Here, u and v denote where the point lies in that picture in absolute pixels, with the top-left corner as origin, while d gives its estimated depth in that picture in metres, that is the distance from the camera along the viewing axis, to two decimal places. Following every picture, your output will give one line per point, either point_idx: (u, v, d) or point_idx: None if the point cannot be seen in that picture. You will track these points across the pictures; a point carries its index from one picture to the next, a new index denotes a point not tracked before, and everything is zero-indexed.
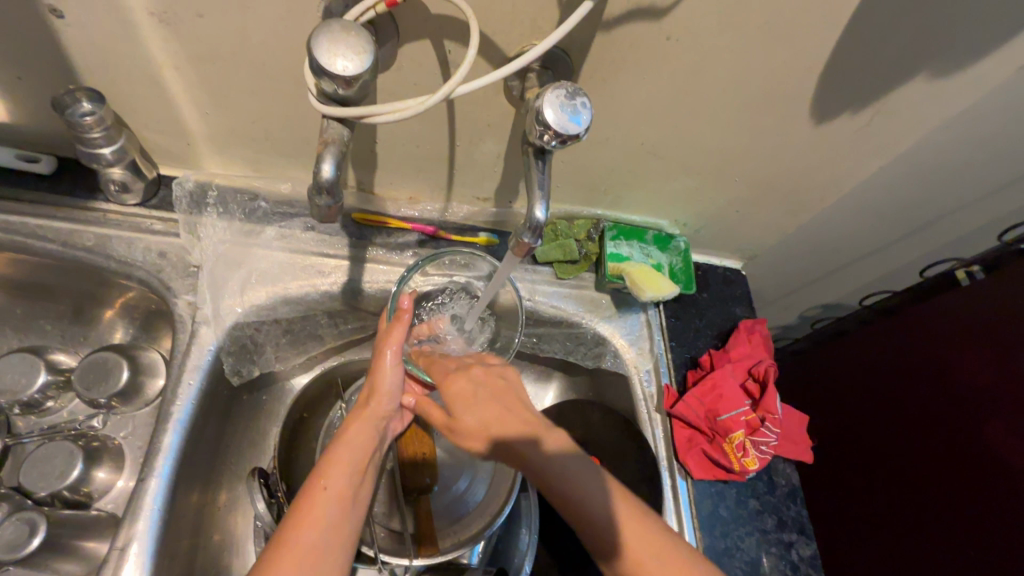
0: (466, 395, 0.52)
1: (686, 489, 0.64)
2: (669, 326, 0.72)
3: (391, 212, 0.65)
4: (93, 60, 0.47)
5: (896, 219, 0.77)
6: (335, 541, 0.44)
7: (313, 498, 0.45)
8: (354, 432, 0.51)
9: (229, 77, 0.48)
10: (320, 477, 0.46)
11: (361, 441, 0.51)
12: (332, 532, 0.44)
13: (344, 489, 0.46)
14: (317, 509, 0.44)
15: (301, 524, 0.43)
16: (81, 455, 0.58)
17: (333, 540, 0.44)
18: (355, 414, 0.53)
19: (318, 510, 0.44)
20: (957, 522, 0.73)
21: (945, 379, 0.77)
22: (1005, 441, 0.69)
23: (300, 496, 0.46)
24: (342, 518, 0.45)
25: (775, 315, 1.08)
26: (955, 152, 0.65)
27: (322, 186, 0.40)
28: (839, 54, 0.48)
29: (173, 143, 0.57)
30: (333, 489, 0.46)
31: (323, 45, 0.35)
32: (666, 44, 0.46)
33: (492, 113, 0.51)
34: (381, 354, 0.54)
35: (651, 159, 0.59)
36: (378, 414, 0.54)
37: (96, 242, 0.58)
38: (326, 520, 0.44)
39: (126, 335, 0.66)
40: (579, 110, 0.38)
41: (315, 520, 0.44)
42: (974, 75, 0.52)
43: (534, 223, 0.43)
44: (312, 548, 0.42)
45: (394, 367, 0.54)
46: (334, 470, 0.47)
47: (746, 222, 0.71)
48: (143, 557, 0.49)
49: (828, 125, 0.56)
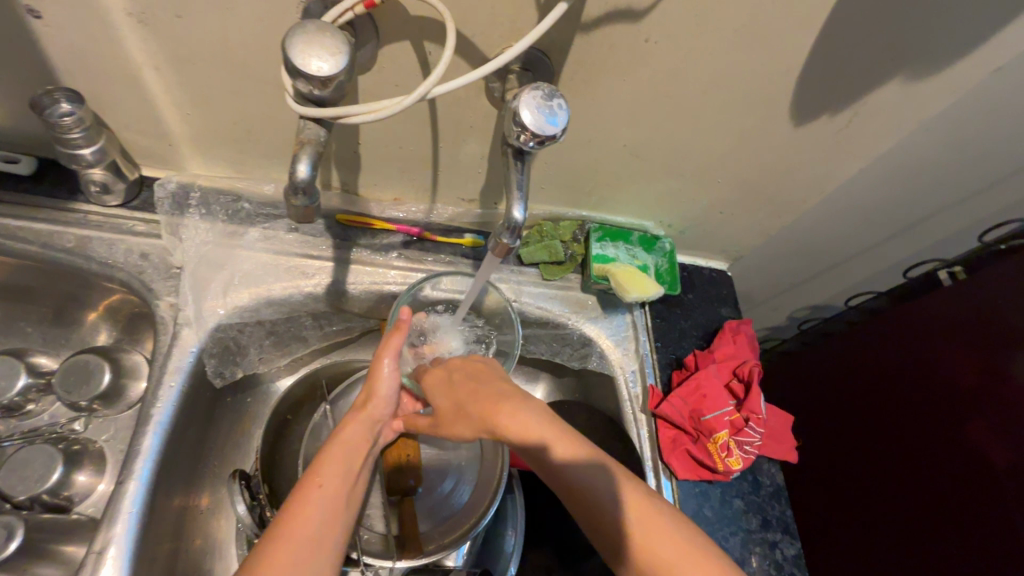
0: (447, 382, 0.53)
1: (670, 489, 0.64)
2: (654, 327, 0.72)
3: (375, 212, 0.65)
4: (71, 61, 0.46)
5: (879, 219, 0.77)
6: (327, 543, 0.44)
7: (306, 493, 0.45)
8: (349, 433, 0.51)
9: (209, 77, 0.47)
10: (315, 477, 0.46)
11: (357, 443, 0.51)
12: (326, 528, 0.44)
13: (338, 487, 0.46)
14: (313, 503, 0.44)
15: (295, 518, 0.43)
16: (61, 459, 0.58)
17: (324, 538, 0.44)
18: (350, 417, 0.52)
19: (311, 506, 0.44)
20: (943, 521, 0.73)
21: (927, 378, 0.78)
22: (989, 441, 0.69)
23: (295, 492, 0.46)
24: (335, 517, 0.45)
25: (763, 316, 1.08)
26: (936, 153, 0.65)
27: (298, 186, 0.40)
28: (818, 55, 0.49)
29: (155, 144, 0.56)
30: (328, 487, 0.46)
31: (297, 45, 0.35)
32: (645, 45, 0.46)
33: (474, 115, 0.51)
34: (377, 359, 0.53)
35: (634, 160, 0.60)
36: (372, 420, 0.53)
37: (77, 244, 0.57)
38: (321, 515, 0.44)
39: (108, 338, 0.65)
40: (556, 111, 0.39)
41: (307, 520, 0.43)
42: (950, 77, 0.53)
43: (512, 224, 0.43)
44: (305, 547, 0.42)
45: (390, 375, 0.53)
46: (330, 471, 0.47)
47: (730, 224, 0.72)
48: (121, 561, 0.49)
49: (808, 127, 0.57)
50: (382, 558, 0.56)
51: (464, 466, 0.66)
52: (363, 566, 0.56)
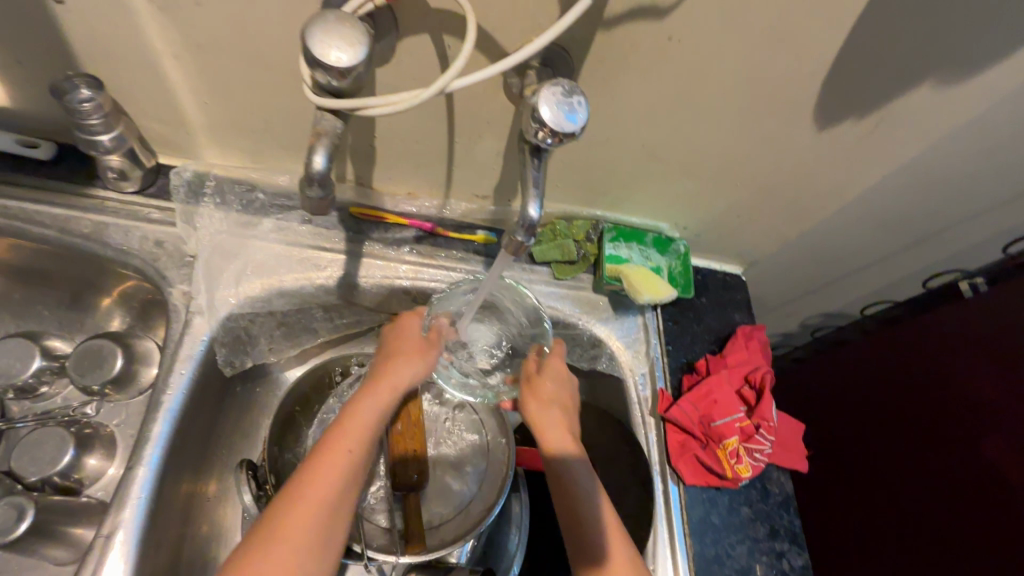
0: (545, 401, 0.60)
1: (677, 494, 0.63)
2: (666, 330, 0.71)
3: (389, 207, 0.65)
4: (93, 48, 0.47)
5: (900, 227, 0.76)
6: (345, 507, 0.47)
7: (322, 479, 0.46)
8: (369, 407, 0.51)
9: (227, 67, 0.48)
10: (343, 446, 0.48)
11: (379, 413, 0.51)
12: (342, 500, 0.46)
13: (360, 461, 0.48)
14: (335, 474, 0.46)
15: (315, 489, 0.45)
16: (73, 441, 0.58)
17: (344, 502, 0.46)
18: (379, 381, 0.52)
19: (333, 480, 0.46)
20: (960, 538, 0.71)
21: (947, 391, 0.76)
22: (1006, 458, 0.67)
23: (319, 456, 0.47)
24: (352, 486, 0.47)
25: (775, 322, 1.06)
26: (962, 162, 0.64)
27: (314, 178, 0.39)
28: (846, 58, 0.47)
29: (173, 133, 0.57)
30: (353, 460, 0.48)
31: (316, 36, 0.34)
32: (667, 44, 0.45)
33: (492, 110, 0.51)
34: (410, 342, 0.55)
35: (651, 161, 0.59)
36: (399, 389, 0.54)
37: (92, 230, 0.58)
38: (340, 488, 0.46)
39: (123, 324, 0.66)
40: (576, 108, 0.38)
41: (327, 486, 0.46)
42: (980, 84, 0.51)
43: (527, 222, 0.42)
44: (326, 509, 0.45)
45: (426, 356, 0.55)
46: (356, 440, 0.49)
47: (747, 227, 0.70)
48: (128, 545, 0.49)
49: (832, 130, 0.55)
50: (386, 553, 0.56)
51: (471, 464, 0.66)
52: (367, 560, 0.56)
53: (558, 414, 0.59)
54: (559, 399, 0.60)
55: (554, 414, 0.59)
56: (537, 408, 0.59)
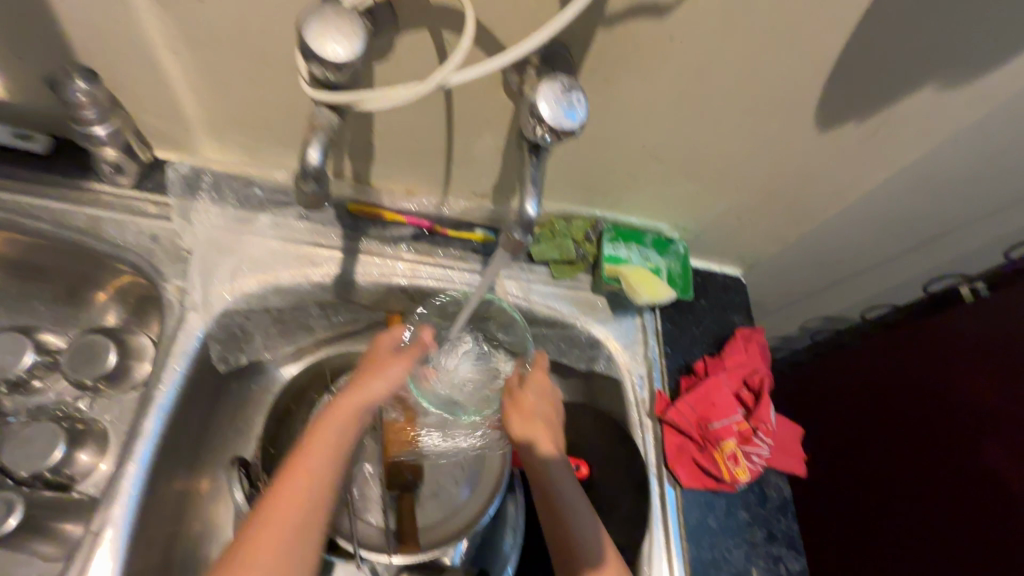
0: (530, 414, 0.58)
1: (674, 497, 0.63)
2: (664, 332, 0.70)
3: (387, 204, 0.64)
4: (90, 41, 0.46)
5: (901, 231, 0.75)
6: (306, 545, 0.45)
7: (277, 518, 0.44)
8: (328, 436, 0.49)
9: (224, 60, 0.47)
10: (300, 481, 0.46)
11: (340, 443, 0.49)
12: (303, 536, 0.45)
13: (319, 496, 0.46)
14: (291, 511, 0.45)
15: (272, 527, 0.44)
16: (64, 437, 0.58)
17: (303, 540, 0.45)
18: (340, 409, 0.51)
19: (291, 517, 0.44)
20: (958, 545, 0.71)
21: (947, 396, 0.76)
22: (1006, 464, 0.67)
23: (278, 491, 0.46)
24: (311, 522, 0.45)
25: (774, 325, 1.06)
26: (964, 166, 0.63)
27: (309, 172, 0.39)
28: (849, 59, 0.47)
29: (170, 127, 0.56)
30: (310, 494, 0.46)
31: (313, 29, 0.34)
32: (668, 42, 0.45)
33: (491, 107, 0.51)
34: (381, 361, 0.53)
35: (652, 160, 0.58)
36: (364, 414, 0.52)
37: (87, 224, 0.57)
38: (297, 524, 0.44)
39: (117, 319, 0.65)
40: (575, 105, 0.38)
41: (284, 524, 0.44)
42: (983, 87, 0.51)
43: (525, 219, 0.42)
44: (284, 549, 0.43)
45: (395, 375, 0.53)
46: (312, 474, 0.47)
47: (747, 229, 0.70)
48: (117, 543, 0.48)
49: (834, 132, 0.55)
50: (379, 553, 0.56)
51: (466, 464, 0.66)
52: (359, 560, 0.55)
53: (544, 428, 0.58)
54: (545, 410, 0.59)
55: (540, 428, 0.57)
56: (522, 421, 0.57)
